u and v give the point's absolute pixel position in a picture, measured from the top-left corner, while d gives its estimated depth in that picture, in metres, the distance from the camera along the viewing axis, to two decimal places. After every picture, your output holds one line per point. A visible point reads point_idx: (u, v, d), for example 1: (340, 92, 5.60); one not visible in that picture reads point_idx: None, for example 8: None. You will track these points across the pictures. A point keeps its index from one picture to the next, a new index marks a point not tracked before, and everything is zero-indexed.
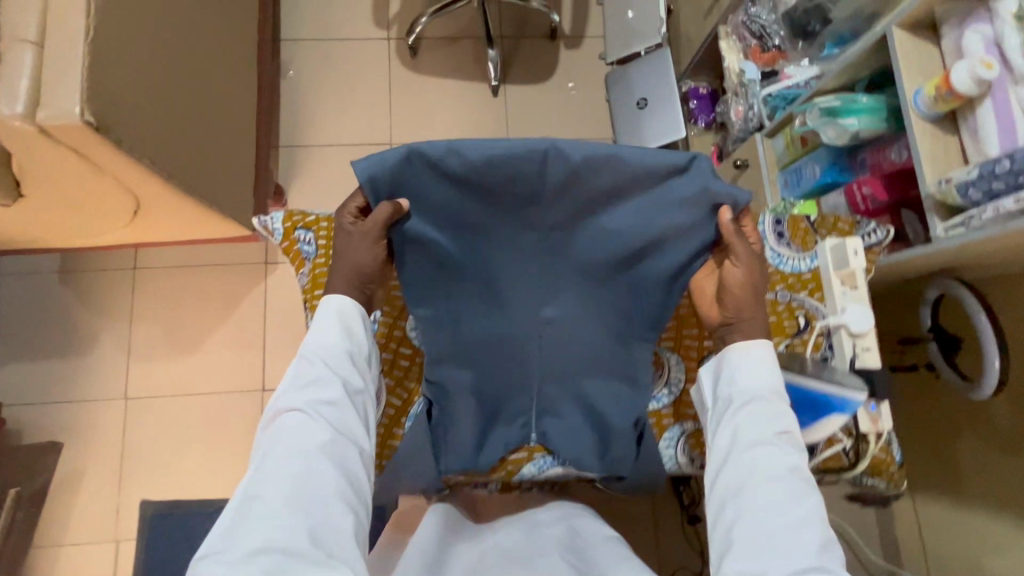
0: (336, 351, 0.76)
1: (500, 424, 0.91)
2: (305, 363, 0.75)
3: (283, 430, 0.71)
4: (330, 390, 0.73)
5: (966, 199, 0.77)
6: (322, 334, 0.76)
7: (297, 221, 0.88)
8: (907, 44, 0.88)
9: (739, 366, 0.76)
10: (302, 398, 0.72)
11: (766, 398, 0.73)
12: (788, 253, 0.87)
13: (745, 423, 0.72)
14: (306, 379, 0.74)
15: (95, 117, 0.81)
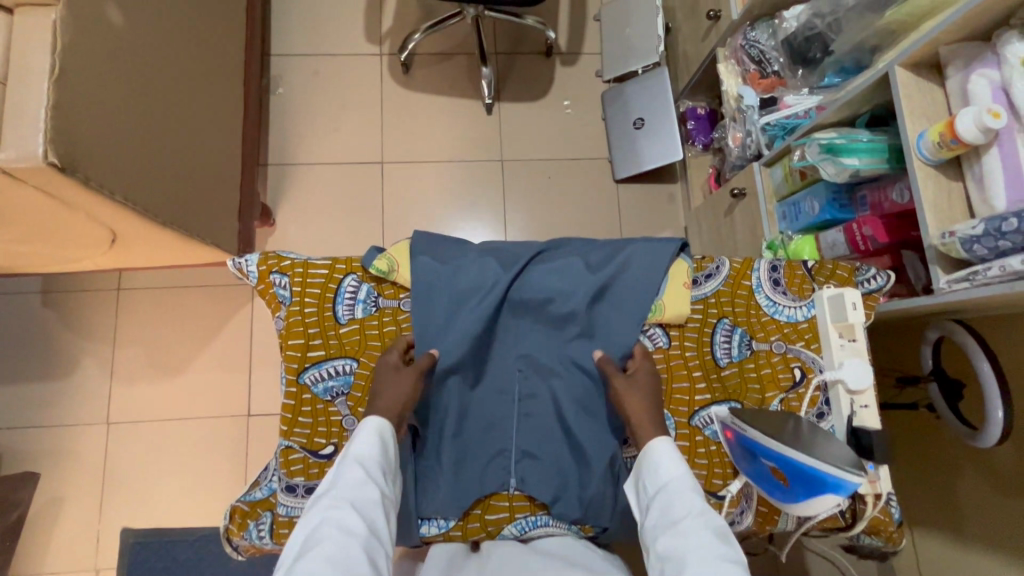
0: (381, 450, 0.68)
1: (477, 464, 0.84)
2: (349, 457, 0.65)
3: (320, 527, 0.59)
4: (372, 491, 0.64)
5: (971, 254, 0.74)
6: (368, 435, 0.68)
7: (272, 264, 0.83)
8: (910, 83, 0.84)
9: (647, 463, 0.69)
10: (344, 495, 0.62)
11: (674, 481, 0.65)
12: (784, 302, 0.84)
13: (663, 513, 0.63)
14: (343, 476, 0.64)
15: (61, 158, 0.78)
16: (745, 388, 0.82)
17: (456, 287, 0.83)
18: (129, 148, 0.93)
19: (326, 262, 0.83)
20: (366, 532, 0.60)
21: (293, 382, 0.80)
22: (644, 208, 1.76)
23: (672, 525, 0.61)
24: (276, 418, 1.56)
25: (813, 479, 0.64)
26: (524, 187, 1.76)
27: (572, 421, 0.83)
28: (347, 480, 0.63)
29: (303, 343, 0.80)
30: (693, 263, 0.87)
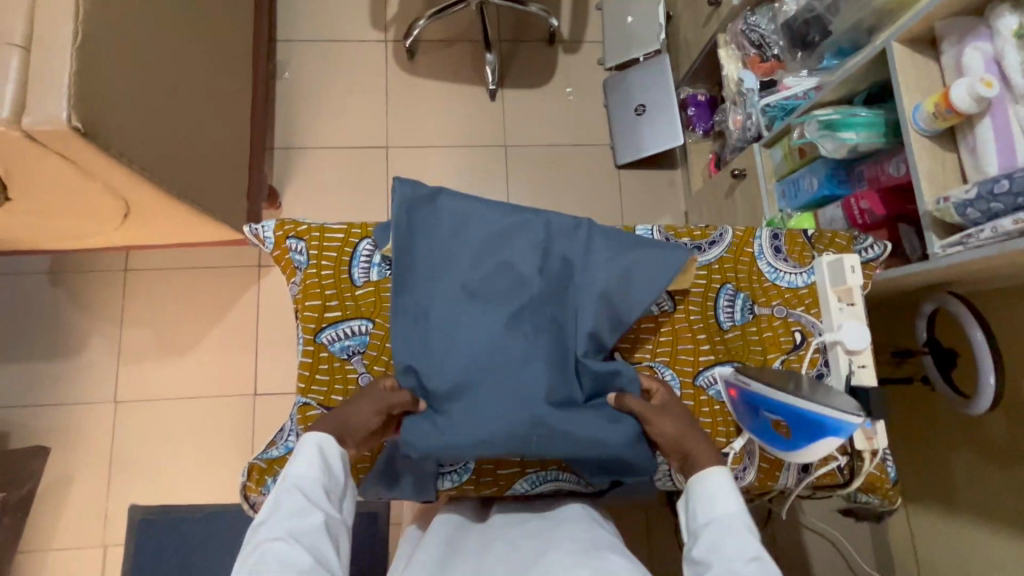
0: (317, 473, 0.70)
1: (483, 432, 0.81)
2: (285, 487, 0.68)
3: (259, 562, 0.62)
4: (312, 517, 0.67)
5: (964, 218, 0.77)
6: (304, 462, 0.70)
7: (289, 229, 0.86)
8: (908, 58, 0.87)
9: (698, 495, 0.70)
10: (281, 526, 0.65)
11: (728, 520, 0.66)
12: (785, 268, 0.87)
13: (711, 550, 0.64)
14: (285, 510, 0.67)
15: (83, 122, 0.80)
16: (748, 350, 0.85)
17: (449, 247, 0.80)
18: (146, 119, 0.95)
19: (342, 227, 0.86)
20: (305, 558, 0.63)
21: (310, 341, 0.82)
22: (644, 193, 1.79)
23: (723, 564, 0.62)
24: (282, 397, 1.58)
25: (815, 424, 0.66)
26: (527, 172, 1.79)
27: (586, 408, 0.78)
28: (283, 511, 0.66)
29: (320, 304, 0.82)
30: (697, 231, 0.89)
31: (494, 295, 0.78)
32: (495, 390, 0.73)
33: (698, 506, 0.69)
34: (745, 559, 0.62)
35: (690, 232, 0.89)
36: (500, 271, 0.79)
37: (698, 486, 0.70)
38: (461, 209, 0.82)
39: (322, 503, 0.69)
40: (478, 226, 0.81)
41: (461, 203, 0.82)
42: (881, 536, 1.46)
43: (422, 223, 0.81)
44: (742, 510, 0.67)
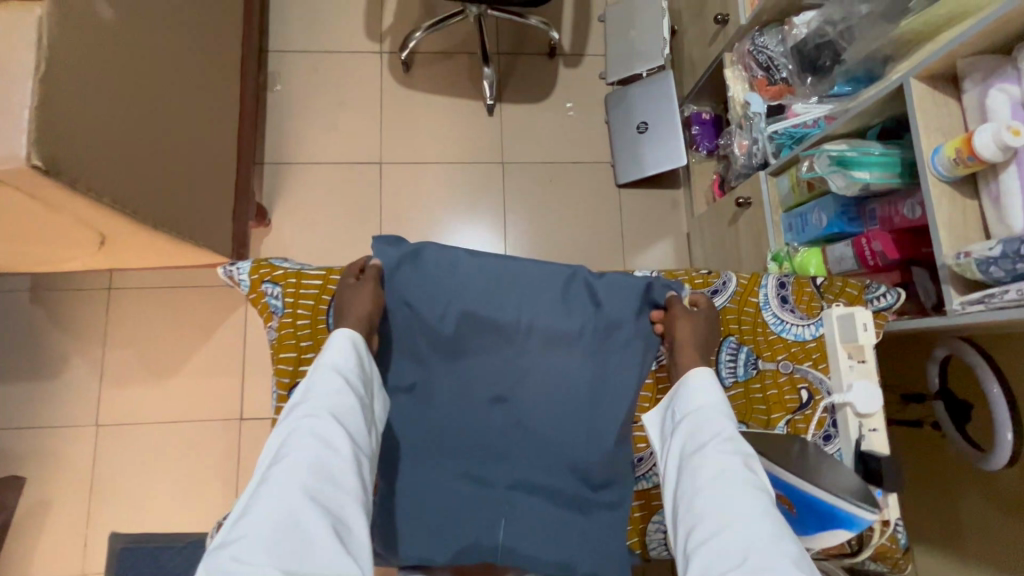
0: (353, 364, 0.72)
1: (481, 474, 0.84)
2: (321, 370, 0.71)
3: (297, 431, 0.65)
4: (344, 396, 0.69)
5: (987, 276, 0.71)
6: (339, 350, 0.72)
7: (265, 273, 0.81)
8: (926, 97, 0.82)
9: (684, 391, 0.71)
10: (316, 402, 0.67)
11: (704, 411, 0.68)
12: (791, 319, 0.82)
13: (693, 432, 0.66)
14: (318, 387, 0.69)
15: (45, 160, 0.75)
16: (751, 410, 0.80)
17: (432, 311, 0.82)
18: (118, 149, 0.91)
19: (320, 273, 0.82)
20: (337, 439, 0.65)
21: (284, 396, 0.78)
22: (645, 214, 1.74)
23: (700, 448, 0.64)
24: (268, 422, 1.53)
25: (825, 511, 0.62)
26: (525, 190, 1.73)
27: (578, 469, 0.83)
28: (321, 390, 0.68)
29: (295, 356, 0.79)
30: (699, 278, 0.84)
31: (478, 364, 0.82)
32: (473, 458, 0.83)
33: (688, 396, 0.70)
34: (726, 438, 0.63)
35: (690, 279, 0.84)
36: (484, 338, 0.82)
37: (689, 380, 0.71)
38: (454, 268, 0.82)
39: (357, 389, 0.71)
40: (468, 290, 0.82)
41: (441, 263, 0.82)
42: None
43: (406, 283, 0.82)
44: (727, 400, 0.68)
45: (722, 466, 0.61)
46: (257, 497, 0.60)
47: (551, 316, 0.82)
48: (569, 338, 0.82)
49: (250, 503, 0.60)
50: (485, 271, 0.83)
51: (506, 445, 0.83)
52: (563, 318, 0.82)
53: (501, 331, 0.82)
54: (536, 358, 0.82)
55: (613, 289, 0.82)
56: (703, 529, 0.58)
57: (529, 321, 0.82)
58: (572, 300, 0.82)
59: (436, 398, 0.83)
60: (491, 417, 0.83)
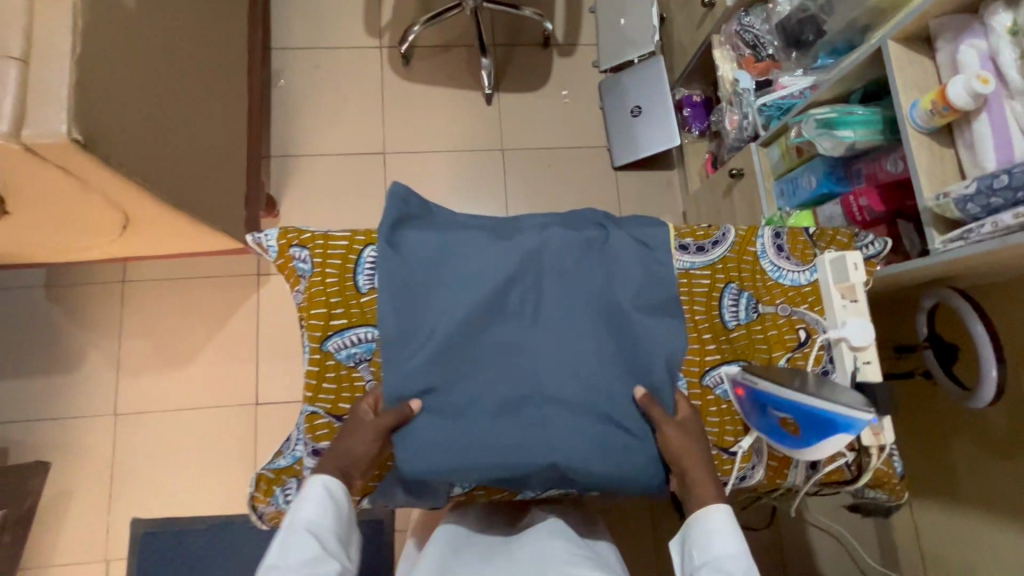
0: (326, 519, 0.73)
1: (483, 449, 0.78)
2: (292, 530, 0.70)
3: None
4: (324, 560, 0.69)
5: (965, 213, 0.77)
6: (312, 504, 0.72)
7: (292, 237, 0.85)
8: (904, 56, 0.89)
9: (695, 533, 0.73)
10: (292, 571, 0.67)
11: (720, 559, 0.70)
12: (788, 266, 0.87)
13: None
14: (294, 548, 0.69)
15: (82, 135, 0.79)
16: (753, 348, 0.86)
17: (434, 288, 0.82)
18: (144, 133, 0.95)
19: (346, 234, 0.85)
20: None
21: (316, 350, 0.81)
22: (642, 194, 1.81)
23: None
24: (284, 406, 1.57)
25: (823, 420, 0.66)
26: (525, 175, 1.79)
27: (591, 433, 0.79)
28: (297, 558, 0.68)
29: (326, 312, 0.82)
30: (700, 231, 0.88)
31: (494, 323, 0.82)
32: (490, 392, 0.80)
33: (702, 542, 0.72)
34: None
35: (692, 232, 0.88)
36: (503, 293, 0.83)
37: (701, 521, 0.73)
38: (473, 235, 0.85)
39: (331, 549, 0.71)
40: (476, 257, 0.83)
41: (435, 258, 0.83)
42: (885, 530, 1.51)
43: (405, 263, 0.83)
44: (743, 551, 0.70)
45: None
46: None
47: (541, 295, 0.84)
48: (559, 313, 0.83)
49: None
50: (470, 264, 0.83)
51: (516, 410, 0.80)
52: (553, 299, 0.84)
53: (518, 287, 0.84)
54: (548, 294, 0.84)
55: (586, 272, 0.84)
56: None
57: (519, 301, 0.83)
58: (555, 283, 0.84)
59: (444, 334, 0.80)
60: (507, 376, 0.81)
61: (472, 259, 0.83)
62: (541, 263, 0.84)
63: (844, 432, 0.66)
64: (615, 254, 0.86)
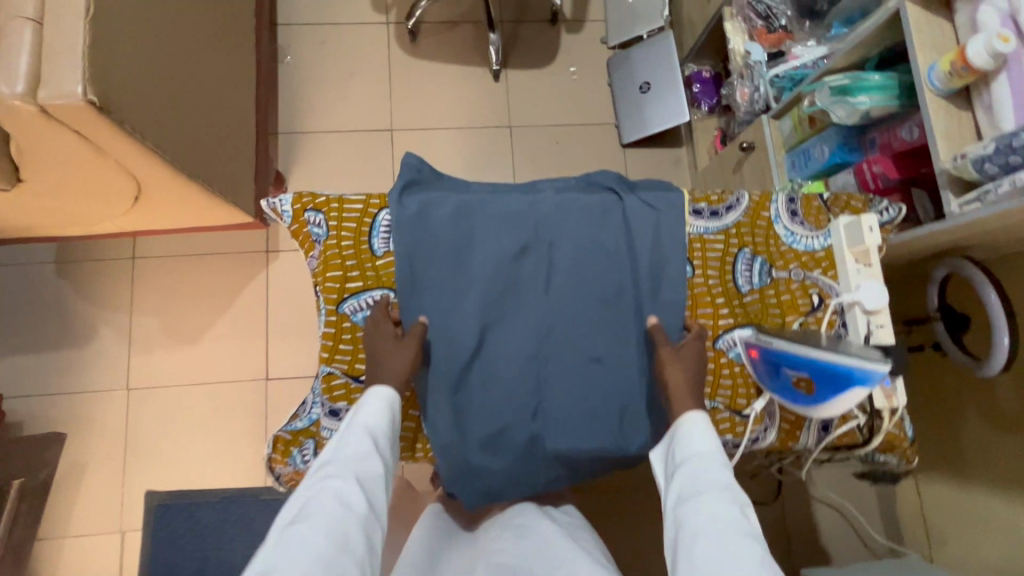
0: (385, 424, 0.72)
1: (494, 410, 0.82)
2: (353, 432, 0.70)
3: (320, 492, 0.63)
4: (374, 463, 0.68)
5: (982, 174, 0.77)
6: (371, 408, 0.72)
7: (307, 202, 0.85)
8: (921, 18, 0.87)
9: (680, 434, 0.71)
10: (350, 468, 0.67)
11: (703, 454, 0.68)
12: (801, 231, 0.87)
13: (691, 478, 0.66)
14: (348, 445, 0.69)
15: (98, 97, 0.79)
16: (767, 313, 0.85)
17: (448, 253, 0.83)
18: (157, 99, 0.95)
19: (361, 197, 0.84)
20: (362, 504, 0.64)
21: (332, 314, 0.82)
22: (650, 172, 1.80)
23: (697, 492, 0.64)
24: (294, 382, 1.58)
25: (839, 373, 0.66)
26: (532, 153, 1.78)
27: (597, 396, 0.83)
28: (352, 453, 0.68)
29: (341, 275, 0.82)
30: (714, 196, 0.88)
31: (507, 293, 0.83)
32: (503, 355, 0.83)
33: (684, 442, 0.70)
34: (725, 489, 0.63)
35: (706, 197, 0.88)
36: (517, 261, 0.84)
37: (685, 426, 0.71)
38: (485, 202, 0.84)
39: (385, 455, 0.71)
40: (488, 226, 0.84)
41: (448, 223, 0.83)
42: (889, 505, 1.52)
43: (420, 227, 0.82)
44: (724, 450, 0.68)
45: (711, 510, 0.61)
46: (280, 550, 0.59)
47: (555, 261, 0.84)
48: (572, 280, 0.84)
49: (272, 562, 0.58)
50: (486, 229, 0.84)
51: (529, 373, 0.83)
52: (567, 266, 0.84)
53: (531, 256, 0.84)
54: (562, 261, 0.84)
55: (600, 239, 0.84)
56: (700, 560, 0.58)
57: (535, 267, 0.84)
58: (570, 250, 0.84)
59: (460, 301, 0.82)
60: (521, 346, 0.83)
61: (485, 227, 0.84)
62: (556, 229, 0.84)
63: (860, 386, 0.65)
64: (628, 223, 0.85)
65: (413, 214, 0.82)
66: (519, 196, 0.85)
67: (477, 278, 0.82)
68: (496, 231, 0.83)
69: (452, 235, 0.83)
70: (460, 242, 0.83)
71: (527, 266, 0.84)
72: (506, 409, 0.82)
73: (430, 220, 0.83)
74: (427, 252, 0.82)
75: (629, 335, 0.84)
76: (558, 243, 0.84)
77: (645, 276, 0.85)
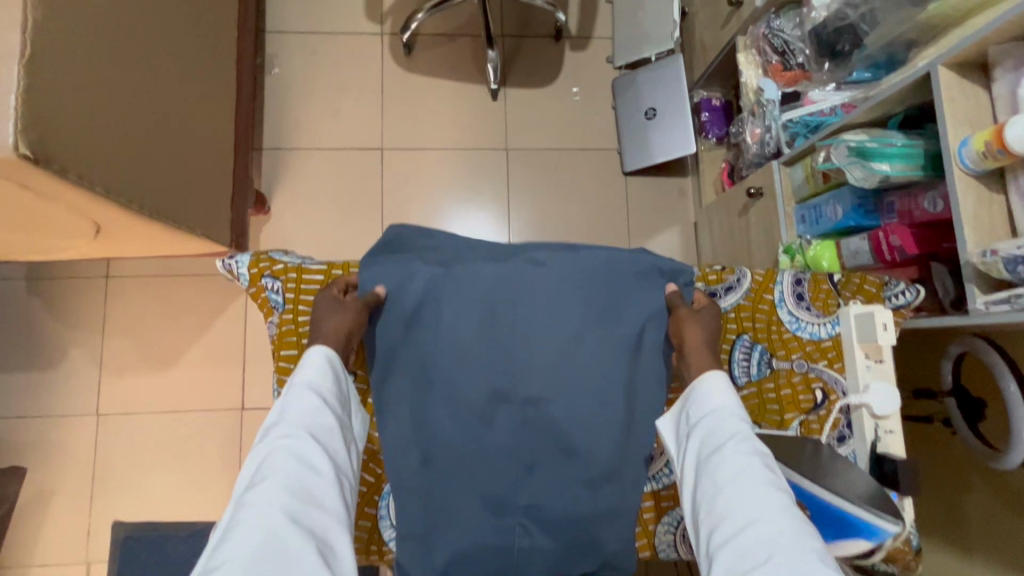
0: (326, 381, 0.70)
1: (461, 486, 0.79)
2: (295, 394, 0.67)
3: (273, 454, 0.62)
4: (324, 415, 0.67)
5: (1015, 276, 0.70)
6: (313, 369, 0.70)
7: (264, 266, 0.79)
8: (954, 85, 0.78)
9: (695, 395, 0.69)
10: (295, 428, 0.64)
11: (721, 411, 0.66)
12: (807, 318, 0.80)
13: (712, 433, 0.64)
14: (291, 402, 0.67)
15: (33, 149, 0.71)
16: (764, 410, 0.81)
17: (419, 319, 0.81)
18: (111, 138, 0.87)
19: (322, 267, 0.81)
20: (318, 450, 0.63)
21: None
22: (652, 203, 1.71)
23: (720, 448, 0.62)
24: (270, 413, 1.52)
25: (847, 522, 0.63)
26: (529, 177, 1.70)
27: (572, 475, 0.80)
28: (296, 409, 0.66)
29: (297, 354, 0.79)
30: (713, 275, 0.83)
31: (477, 362, 0.80)
32: (472, 426, 0.80)
33: (699, 405, 0.68)
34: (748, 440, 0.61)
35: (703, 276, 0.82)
36: (487, 329, 0.81)
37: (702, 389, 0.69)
38: (454, 269, 0.81)
39: (335, 407, 0.69)
40: (458, 293, 0.81)
41: (416, 288, 0.81)
42: None
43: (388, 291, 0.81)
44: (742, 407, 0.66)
45: (736, 464, 0.59)
46: (234, 523, 0.56)
47: (526, 330, 0.81)
48: (545, 348, 0.81)
49: (231, 525, 0.56)
50: (455, 295, 0.81)
51: (498, 446, 0.80)
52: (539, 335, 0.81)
53: (501, 324, 0.81)
54: (535, 329, 0.81)
55: (574, 308, 0.81)
56: (725, 529, 0.56)
57: (506, 336, 0.81)
58: (544, 320, 0.81)
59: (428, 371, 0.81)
60: (488, 416, 0.80)
61: (449, 299, 0.80)
62: (530, 295, 0.81)
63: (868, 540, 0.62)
64: (602, 304, 0.82)
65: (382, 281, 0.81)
66: (490, 270, 0.81)
67: (446, 346, 0.80)
68: (466, 297, 0.81)
69: (422, 301, 0.81)
70: (430, 308, 0.81)
71: (499, 334, 0.81)
72: (474, 484, 0.79)
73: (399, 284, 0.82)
74: (396, 318, 0.81)
75: (607, 412, 0.80)
76: (530, 311, 0.81)
77: (625, 346, 0.81)
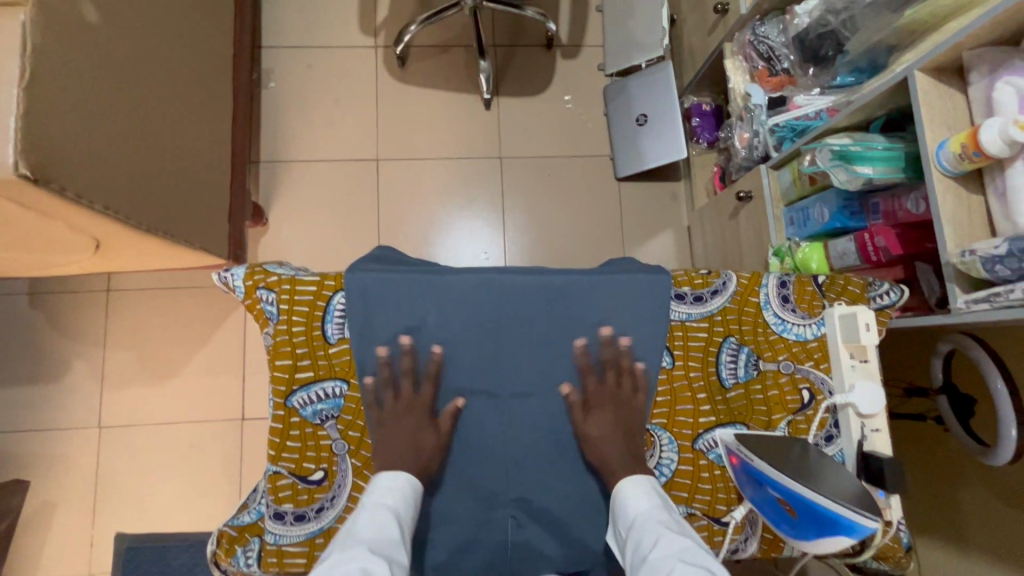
0: (405, 516, 0.68)
1: (456, 489, 0.81)
2: (375, 510, 0.66)
3: (342, 557, 0.57)
4: (395, 539, 0.63)
5: (993, 275, 0.71)
6: (393, 494, 0.70)
7: (259, 279, 0.81)
8: (931, 90, 0.80)
9: (618, 506, 0.72)
10: (372, 541, 0.61)
11: (643, 516, 0.68)
12: (793, 319, 0.82)
13: (644, 534, 0.65)
14: (371, 518, 0.65)
15: (33, 169, 0.73)
16: (752, 410, 0.83)
17: (410, 325, 0.80)
18: (108, 157, 0.89)
19: (315, 278, 0.82)
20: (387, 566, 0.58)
21: (281, 403, 0.80)
22: (646, 208, 1.73)
23: (652, 546, 0.63)
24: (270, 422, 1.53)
25: (828, 519, 0.63)
26: (523, 184, 1.72)
27: (567, 476, 0.82)
28: (378, 528, 0.63)
29: (291, 364, 0.81)
30: (699, 279, 0.84)
31: (471, 369, 0.81)
32: (464, 431, 0.81)
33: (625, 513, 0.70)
34: (676, 536, 0.63)
35: (690, 280, 0.84)
36: (479, 336, 0.81)
37: (622, 497, 0.72)
38: (443, 274, 0.80)
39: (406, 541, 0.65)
40: (450, 299, 0.80)
41: (405, 296, 0.80)
42: None
43: (378, 297, 0.79)
44: (673, 512, 0.69)
45: (666, 559, 0.59)
46: None
47: (519, 339, 0.81)
48: (537, 355, 0.81)
49: None
50: (449, 301, 0.80)
51: (492, 451, 0.81)
52: (530, 343, 0.81)
53: (493, 331, 0.81)
54: (528, 336, 0.81)
55: (567, 313, 0.81)
56: None
57: (499, 344, 0.81)
58: (536, 326, 0.81)
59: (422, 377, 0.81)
60: (482, 421, 0.81)
61: (442, 305, 0.80)
62: (521, 302, 0.80)
63: (847, 535, 0.63)
64: (580, 308, 0.81)
65: (371, 287, 0.79)
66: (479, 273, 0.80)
67: (440, 354, 0.81)
68: (459, 304, 0.80)
69: (412, 307, 0.80)
70: (423, 315, 0.80)
71: (491, 343, 0.81)
72: (468, 488, 0.81)
73: (390, 293, 0.79)
74: (388, 324, 0.80)
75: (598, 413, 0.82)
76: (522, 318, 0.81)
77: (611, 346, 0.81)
